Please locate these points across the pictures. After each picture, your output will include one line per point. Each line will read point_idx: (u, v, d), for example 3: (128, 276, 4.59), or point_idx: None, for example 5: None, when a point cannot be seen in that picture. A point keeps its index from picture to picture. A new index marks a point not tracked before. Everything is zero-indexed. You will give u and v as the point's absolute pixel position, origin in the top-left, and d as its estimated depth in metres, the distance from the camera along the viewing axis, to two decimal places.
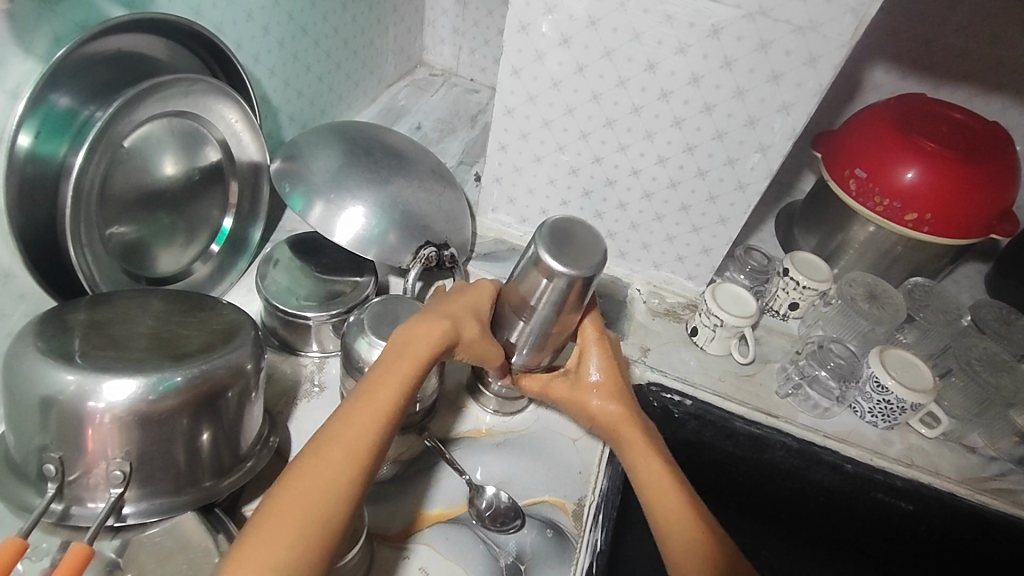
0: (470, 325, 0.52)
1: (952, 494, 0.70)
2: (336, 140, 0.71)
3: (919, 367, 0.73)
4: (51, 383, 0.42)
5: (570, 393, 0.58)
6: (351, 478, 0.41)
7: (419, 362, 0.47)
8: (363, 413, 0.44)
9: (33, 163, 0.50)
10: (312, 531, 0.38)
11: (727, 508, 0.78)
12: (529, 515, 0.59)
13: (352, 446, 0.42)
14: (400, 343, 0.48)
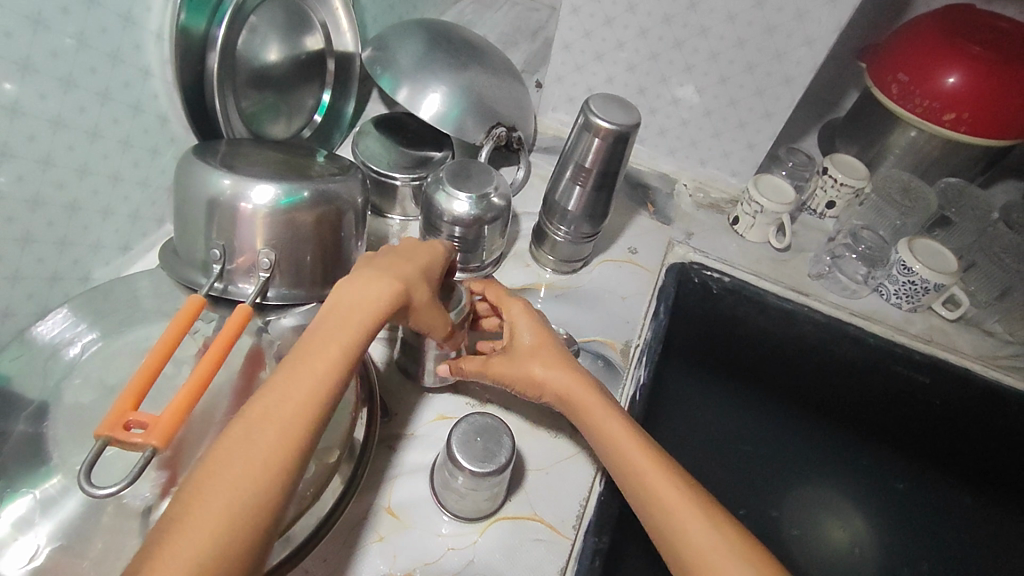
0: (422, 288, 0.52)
1: (966, 368, 0.77)
2: (419, 31, 0.80)
3: (944, 254, 0.79)
4: (214, 187, 0.52)
5: (511, 370, 0.56)
6: (291, 439, 0.38)
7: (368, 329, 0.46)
8: (303, 372, 0.41)
9: (186, 35, 0.59)
10: (243, 502, 0.35)
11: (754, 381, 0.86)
12: (584, 348, 0.68)
13: (292, 404, 0.40)
14: (340, 310, 0.46)
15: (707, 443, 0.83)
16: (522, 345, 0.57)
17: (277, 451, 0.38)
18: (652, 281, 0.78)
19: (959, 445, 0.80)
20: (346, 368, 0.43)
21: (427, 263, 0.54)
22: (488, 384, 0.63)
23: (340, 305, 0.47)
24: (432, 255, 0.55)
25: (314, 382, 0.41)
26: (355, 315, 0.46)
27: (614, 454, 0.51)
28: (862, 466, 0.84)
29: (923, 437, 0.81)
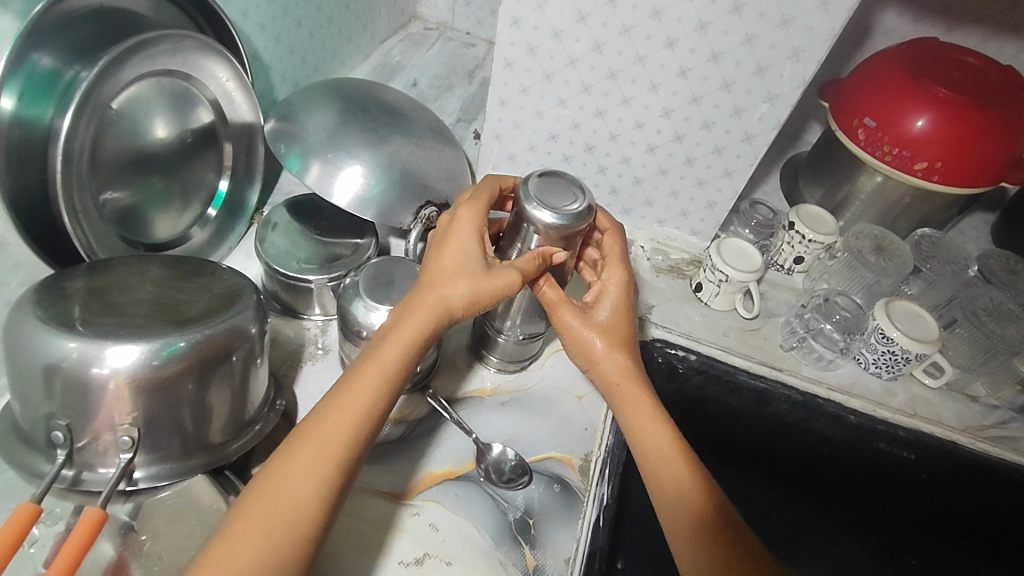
0: (460, 283, 0.48)
1: (953, 443, 0.71)
2: (330, 98, 0.69)
3: (924, 318, 0.73)
4: (52, 350, 0.41)
5: (578, 325, 0.53)
6: (324, 480, 0.41)
7: (413, 345, 0.46)
8: (339, 404, 0.43)
9: (20, 127, 0.48)
10: (283, 523, 0.39)
11: (729, 459, 0.78)
12: (536, 471, 0.59)
13: (327, 441, 0.42)
14: (387, 329, 0.47)
15: None
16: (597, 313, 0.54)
17: (308, 495, 0.40)
18: None
19: (958, 523, 0.74)
20: (388, 389, 0.45)
21: (467, 246, 0.50)
22: (426, 532, 0.53)
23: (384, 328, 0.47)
24: (468, 228, 0.50)
25: (350, 418, 0.43)
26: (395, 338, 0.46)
27: (652, 446, 0.49)
28: (856, 549, 0.77)
29: (910, 513, 0.75)
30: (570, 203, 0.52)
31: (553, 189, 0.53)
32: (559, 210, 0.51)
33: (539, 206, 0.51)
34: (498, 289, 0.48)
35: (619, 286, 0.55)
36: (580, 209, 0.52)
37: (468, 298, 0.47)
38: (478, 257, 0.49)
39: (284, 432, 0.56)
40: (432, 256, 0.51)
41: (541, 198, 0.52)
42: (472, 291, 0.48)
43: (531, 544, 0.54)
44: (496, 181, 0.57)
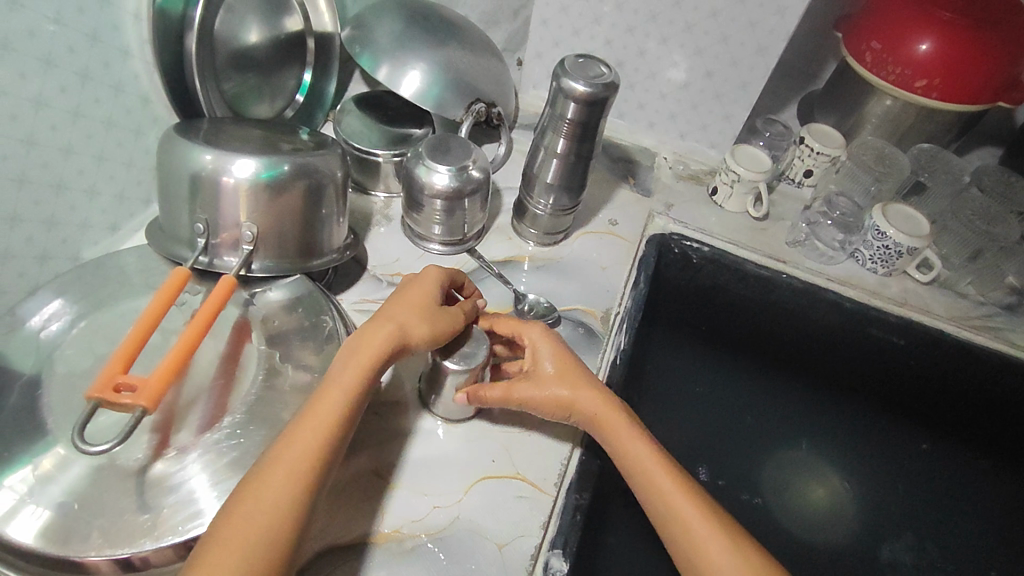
0: (416, 322, 0.54)
1: (941, 329, 0.79)
2: (397, 8, 0.80)
3: (917, 218, 0.81)
4: (196, 161, 0.53)
5: (539, 392, 0.55)
6: (292, 499, 0.42)
7: (360, 381, 0.49)
8: (304, 432, 0.45)
9: (162, 14, 0.58)
10: (256, 538, 0.40)
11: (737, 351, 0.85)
12: (565, 316, 0.69)
13: (294, 465, 0.44)
14: (346, 355, 0.51)
15: (695, 407, 0.80)
16: (544, 371, 0.56)
17: (282, 506, 0.42)
18: (631, 251, 0.79)
19: (953, 399, 0.80)
20: (348, 415, 0.48)
21: (423, 300, 0.56)
22: None
23: (344, 352, 0.51)
24: (434, 280, 0.58)
25: (314, 448, 0.45)
26: (345, 378, 0.49)
27: (647, 480, 0.50)
28: (864, 431, 0.82)
29: (900, 396, 0.83)
30: (601, 76, 0.62)
31: (585, 67, 0.63)
32: (592, 80, 0.61)
33: (576, 78, 0.61)
34: (443, 330, 0.55)
35: (544, 340, 0.58)
36: (609, 81, 0.62)
37: (426, 335, 0.54)
38: (437, 300, 0.56)
39: (357, 271, 0.68)
40: (396, 294, 0.57)
41: (576, 73, 0.62)
42: (429, 329, 0.54)
43: None
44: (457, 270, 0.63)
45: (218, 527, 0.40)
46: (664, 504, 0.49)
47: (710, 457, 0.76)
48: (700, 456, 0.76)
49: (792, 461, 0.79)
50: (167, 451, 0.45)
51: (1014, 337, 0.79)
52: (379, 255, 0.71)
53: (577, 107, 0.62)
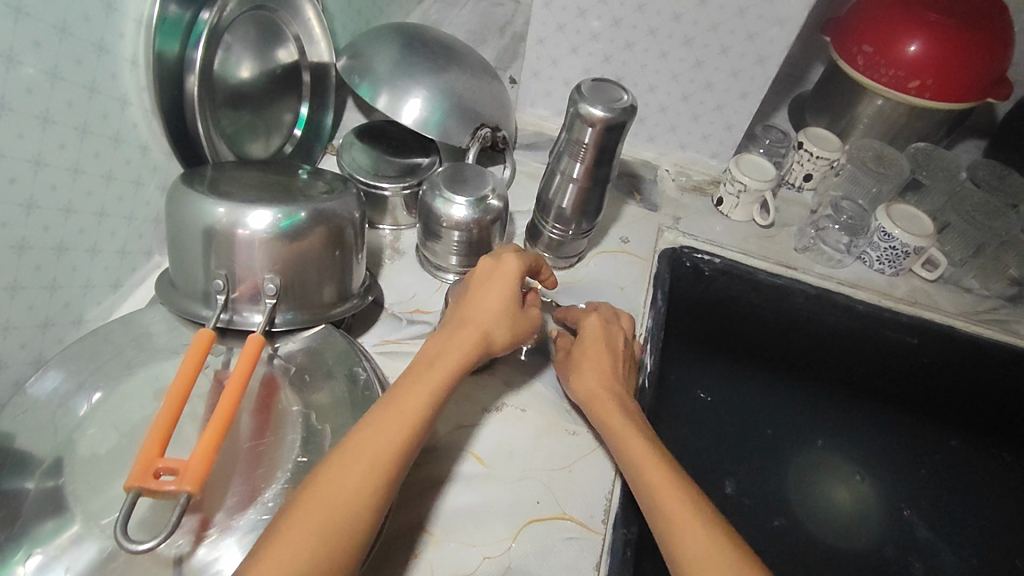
0: (500, 325, 0.55)
1: (953, 326, 0.80)
2: (393, 36, 0.78)
3: (920, 218, 0.82)
4: (210, 215, 0.51)
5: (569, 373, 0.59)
6: (376, 485, 0.42)
7: (449, 378, 0.50)
8: (391, 415, 0.46)
9: (161, 59, 0.56)
10: (325, 526, 0.39)
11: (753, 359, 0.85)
12: None
13: (376, 455, 0.43)
14: (430, 356, 0.51)
15: (716, 421, 0.78)
16: (593, 357, 0.59)
17: (361, 495, 0.41)
18: (646, 269, 0.78)
19: (969, 392, 0.82)
20: (433, 408, 0.48)
21: (508, 297, 0.56)
22: (502, 388, 0.63)
23: (429, 352, 0.52)
24: (514, 271, 0.57)
25: (403, 431, 0.45)
26: (435, 374, 0.49)
27: (648, 473, 0.50)
28: (886, 433, 0.82)
29: (921, 396, 0.83)
30: (619, 100, 0.61)
31: (601, 91, 0.62)
32: (610, 105, 0.60)
33: (593, 103, 0.60)
34: (520, 331, 0.57)
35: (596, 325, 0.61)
36: (627, 104, 0.61)
37: (509, 339, 0.55)
38: (519, 299, 0.57)
39: (375, 311, 0.66)
40: (474, 289, 0.57)
41: (593, 98, 0.61)
42: (510, 332, 0.56)
43: None
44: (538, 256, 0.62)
45: (294, 508, 0.40)
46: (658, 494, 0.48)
47: (733, 468, 0.75)
48: (726, 467, 0.75)
49: (818, 465, 0.78)
50: (208, 534, 0.42)
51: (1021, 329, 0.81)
52: (395, 292, 0.68)
53: (598, 131, 0.61)
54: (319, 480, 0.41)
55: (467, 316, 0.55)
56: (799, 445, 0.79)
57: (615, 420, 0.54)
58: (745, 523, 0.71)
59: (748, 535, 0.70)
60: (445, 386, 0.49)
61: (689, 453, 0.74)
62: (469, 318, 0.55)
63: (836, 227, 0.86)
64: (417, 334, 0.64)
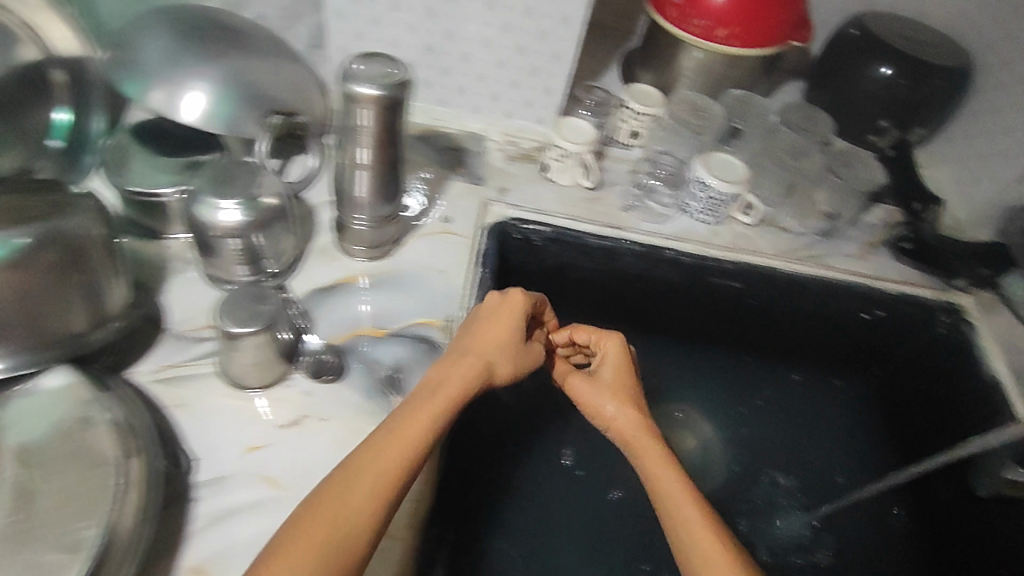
0: (502, 358, 0.57)
1: (770, 267, 0.84)
2: (160, 21, 0.70)
3: (734, 164, 0.84)
4: None
5: (588, 390, 0.60)
6: (379, 502, 0.46)
7: (449, 403, 0.53)
8: (393, 448, 0.49)
9: None
10: (331, 546, 0.44)
11: (605, 317, 0.86)
12: (403, 334, 0.66)
13: (381, 478, 0.47)
14: (431, 385, 0.54)
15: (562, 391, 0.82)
16: (602, 376, 0.62)
17: (365, 514, 0.45)
18: (470, 248, 0.76)
19: (795, 327, 0.87)
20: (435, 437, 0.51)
21: (512, 330, 0.58)
22: (303, 399, 0.59)
23: (431, 379, 0.54)
24: (518, 309, 0.58)
25: (401, 453, 0.49)
26: (438, 399, 0.52)
27: (661, 489, 0.53)
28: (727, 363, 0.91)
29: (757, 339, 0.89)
30: (391, 74, 0.57)
31: (372, 67, 0.57)
32: (382, 81, 0.56)
33: (362, 81, 0.56)
34: (523, 362, 0.59)
35: (615, 350, 0.63)
36: (401, 78, 0.57)
37: (508, 372, 0.57)
38: (517, 336, 0.58)
39: (157, 333, 0.60)
40: (478, 320, 0.59)
41: (361, 75, 0.56)
42: (511, 365, 0.58)
43: (401, 391, 0.61)
44: (541, 297, 0.65)
45: (299, 523, 0.45)
46: (668, 508, 0.52)
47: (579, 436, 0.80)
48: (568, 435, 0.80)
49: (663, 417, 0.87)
50: None
51: (832, 261, 0.85)
52: (182, 310, 0.62)
53: (378, 113, 0.57)
54: (322, 499, 0.45)
55: (477, 344, 0.57)
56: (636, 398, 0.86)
57: (637, 448, 0.57)
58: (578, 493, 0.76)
59: (574, 500, 0.76)
60: (445, 415, 0.52)
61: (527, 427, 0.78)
62: (472, 347, 0.57)
63: (655, 183, 0.88)
64: (202, 355, 0.60)
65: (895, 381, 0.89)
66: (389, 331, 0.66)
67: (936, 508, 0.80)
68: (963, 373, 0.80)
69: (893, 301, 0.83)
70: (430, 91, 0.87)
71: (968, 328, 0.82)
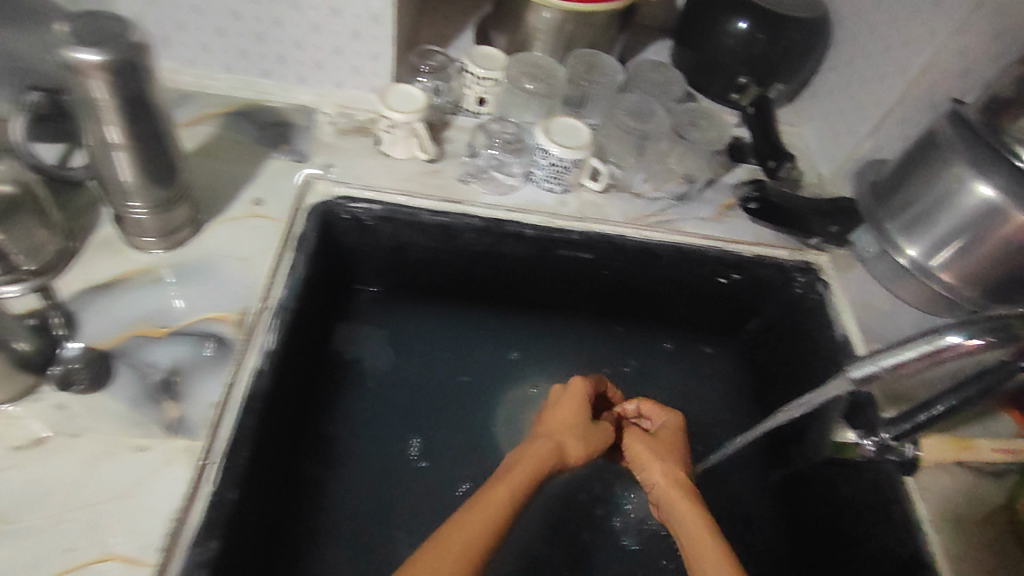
0: (574, 439, 0.68)
1: (620, 236, 0.79)
2: None
3: (578, 128, 0.78)
4: None
5: (642, 452, 0.71)
6: (466, 567, 0.52)
7: (530, 477, 0.62)
8: (478, 516, 0.56)
9: None
10: None
11: (456, 292, 0.86)
12: (189, 332, 0.61)
13: (466, 544, 0.53)
14: (519, 459, 0.64)
15: (406, 383, 0.81)
16: (656, 436, 0.73)
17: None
18: (283, 232, 0.71)
19: (654, 294, 0.86)
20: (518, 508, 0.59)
21: (575, 414, 0.70)
22: (53, 412, 0.54)
23: (513, 461, 0.65)
24: (580, 397, 0.71)
25: (496, 518, 0.56)
26: (516, 478, 0.61)
27: (696, 538, 0.60)
28: (591, 334, 0.90)
29: (618, 307, 0.89)
30: (122, 36, 0.49)
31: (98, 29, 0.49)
32: (106, 44, 0.48)
33: (80, 46, 0.47)
34: (603, 437, 0.71)
35: (671, 420, 0.75)
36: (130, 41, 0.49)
37: (579, 451, 0.68)
38: (584, 416, 0.70)
39: None
40: (551, 408, 0.71)
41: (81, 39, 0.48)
42: (582, 446, 0.68)
43: (175, 397, 0.57)
44: (600, 377, 0.79)
45: None
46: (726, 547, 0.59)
47: (426, 427, 0.78)
48: (414, 427, 0.78)
49: (513, 396, 0.83)
50: None
51: (686, 228, 0.81)
52: None
53: (104, 83, 0.49)
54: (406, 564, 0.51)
55: (553, 430, 0.69)
56: (492, 376, 0.84)
57: (674, 501, 0.65)
58: (423, 488, 0.74)
59: (397, 486, 0.73)
60: (522, 491, 0.60)
61: (357, 410, 0.77)
62: (553, 431, 0.69)
63: (495, 153, 0.82)
64: None
65: (760, 343, 0.88)
66: (169, 331, 0.61)
67: (798, 494, 0.77)
68: (815, 331, 0.78)
69: (745, 264, 0.81)
70: (249, 62, 0.79)
71: (822, 287, 0.80)
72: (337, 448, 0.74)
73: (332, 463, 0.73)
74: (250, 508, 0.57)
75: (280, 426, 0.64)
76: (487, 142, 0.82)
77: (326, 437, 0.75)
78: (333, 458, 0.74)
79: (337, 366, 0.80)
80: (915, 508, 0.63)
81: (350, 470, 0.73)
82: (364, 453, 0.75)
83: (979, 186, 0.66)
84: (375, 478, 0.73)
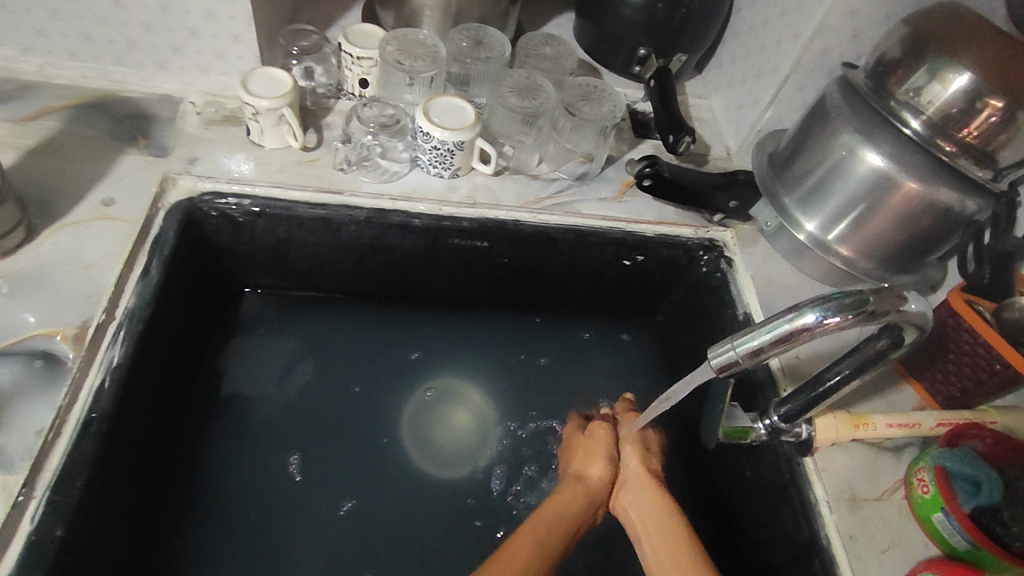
0: (603, 464, 0.64)
1: (515, 222, 0.75)
2: None
3: (462, 108, 0.73)
4: None
5: (625, 452, 0.65)
6: None
7: (565, 514, 0.58)
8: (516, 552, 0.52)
9: None
10: None
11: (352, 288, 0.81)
12: (18, 352, 0.56)
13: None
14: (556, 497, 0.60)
15: (296, 390, 0.75)
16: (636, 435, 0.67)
17: None
18: (135, 234, 0.65)
19: (559, 280, 0.82)
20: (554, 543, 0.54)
21: (606, 437, 0.66)
22: None
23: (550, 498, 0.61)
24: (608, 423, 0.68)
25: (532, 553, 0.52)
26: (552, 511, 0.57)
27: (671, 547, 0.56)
28: (502, 328, 0.85)
29: (529, 297, 0.84)
30: None
31: None
32: None
33: None
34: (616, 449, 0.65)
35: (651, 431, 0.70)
36: None
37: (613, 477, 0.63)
38: (611, 440, 0.66)
39: None
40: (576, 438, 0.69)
41: None
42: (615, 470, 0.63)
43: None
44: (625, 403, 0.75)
45: None
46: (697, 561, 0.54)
47: (309, 443, 0.72)
48: (298, 440, 0.72)
49: (404, 394, 0.78)
50: None
51: (582, 209, 0.78)
52: None
53: None
54: None
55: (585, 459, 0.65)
56: (394, 374, 0.79)
57: (641, 496, 0.61)
58: (295, 507, 0.68)
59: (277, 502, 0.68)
60: (562, 528, 0.56)
61: (234, 422, 0.72)
62: (584, 462, 0.65)
63: (373, 139, 0.75)
64: None
65: (672, 328, 0.85)
66: (0, 348, 0.56)
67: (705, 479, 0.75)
68: (719, 311, 0.75)
69: (648, 245, 0.78)
70: (97, 48, 0.72)
71: (726, 264, 0.77)
72: (217, 462, 0.69)
73: (203, 485, 0.67)
74: (93, 537, 0.52)
75: (132, 448, 0.58)
76: (361, 126, 0.74)
77: (197, 456, 0.69)
78: (205, 479, 0.68)
79: (215, 378, 0.74)
80: (811, 488, 0.61)
81: (225, 490, 0.68)
82: (240, 470, 0.69)
83: (866, 154, 0.63)
84: (254, 497, 0.68)
